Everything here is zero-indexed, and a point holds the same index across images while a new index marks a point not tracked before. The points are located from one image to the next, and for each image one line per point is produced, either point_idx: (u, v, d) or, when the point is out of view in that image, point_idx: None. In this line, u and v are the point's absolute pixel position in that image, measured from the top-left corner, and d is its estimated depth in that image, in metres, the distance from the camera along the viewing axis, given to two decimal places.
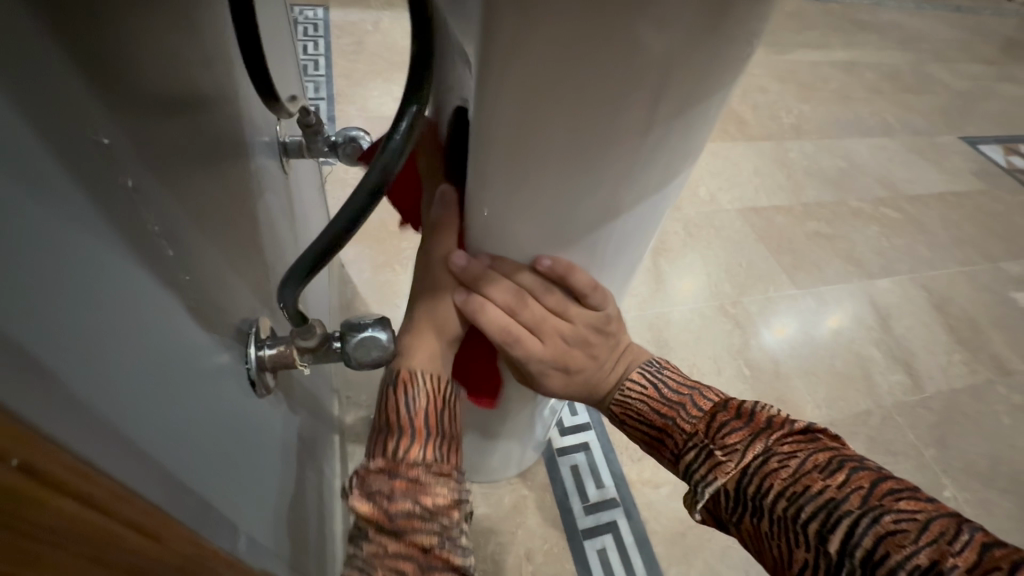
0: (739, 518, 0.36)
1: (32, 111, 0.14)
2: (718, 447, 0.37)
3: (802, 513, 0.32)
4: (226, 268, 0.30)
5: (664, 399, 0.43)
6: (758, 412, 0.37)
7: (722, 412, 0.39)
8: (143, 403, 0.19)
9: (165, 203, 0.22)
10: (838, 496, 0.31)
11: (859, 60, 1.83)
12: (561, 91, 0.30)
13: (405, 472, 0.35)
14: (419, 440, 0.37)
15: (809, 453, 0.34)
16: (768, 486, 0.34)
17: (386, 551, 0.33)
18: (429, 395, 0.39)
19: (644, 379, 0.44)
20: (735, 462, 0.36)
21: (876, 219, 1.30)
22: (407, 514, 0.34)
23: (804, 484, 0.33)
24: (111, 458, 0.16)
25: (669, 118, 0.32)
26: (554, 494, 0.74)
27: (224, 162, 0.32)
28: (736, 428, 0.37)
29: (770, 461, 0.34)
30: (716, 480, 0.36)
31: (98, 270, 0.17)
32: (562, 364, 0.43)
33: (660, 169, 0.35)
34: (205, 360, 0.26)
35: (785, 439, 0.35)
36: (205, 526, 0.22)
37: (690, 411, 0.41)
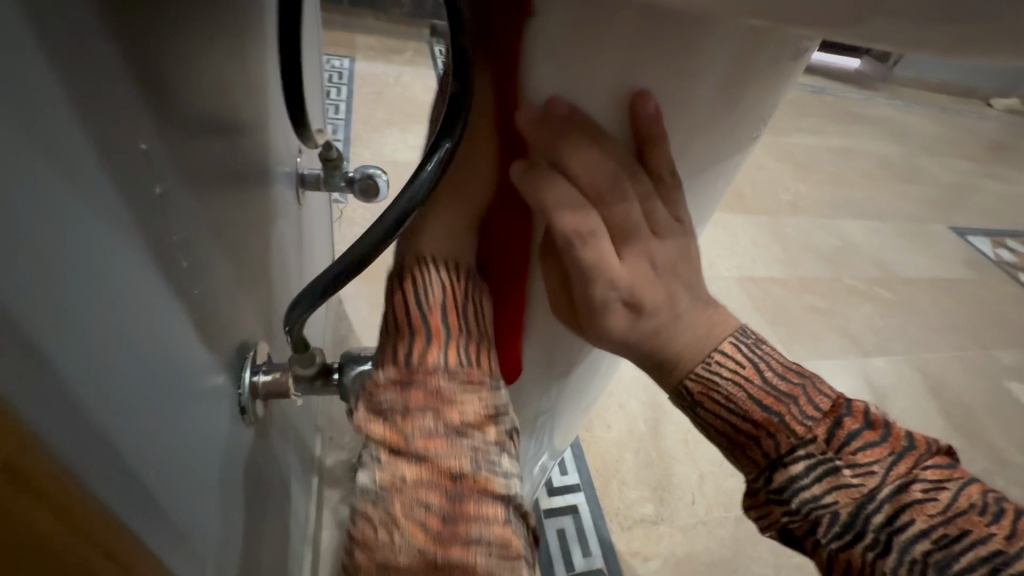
0: (842, 550, 0.27)
1: (88, 114, 0.15)
2: (845, 465, 0.27)
3: (954, 563, 0.25)
4: (234, 288, 0.30)
5: (767, 385, 0.29)
6: (894, 425, 0.28)
7: (850, 419, 0.28)
8: (135, 419, 0.18)
9: (186, 216, 0.22)
10: (1008, 551, 0.25)
11: (852, 148, 1.92)
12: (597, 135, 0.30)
13: (421, 382, 0.30)
14: (437, 342, 0.31)
15: (959, 486, 0.27)
16: (910, 522, 0.26)
17: (404, 478, 0.29)
18: (444, 286, 0.32)
19: (738, 353, 0.30)
20: (868, 487, 0.27)
21: (869, 298, 1.33)
22: (429, 432, 0.29)
23: (959, 527, 0.26)
24: (97, 470, 0.15)
25: (702, 156, 0.32)
26: (538, 559, 0.69)
27: (247, 185, 0.33)
28: (872, 443, 0.28)
29: (914, 491, 0.26)
30: (833, 503, 0.27)
31: (118, 273, 0.17)
32: (635, 300, 0.30)
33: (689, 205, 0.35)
34: (202, 381, 0.25)
35: (928, 462, 0.27)
36: (172, 561, 0.21)
37: (805, 409, 0.28)
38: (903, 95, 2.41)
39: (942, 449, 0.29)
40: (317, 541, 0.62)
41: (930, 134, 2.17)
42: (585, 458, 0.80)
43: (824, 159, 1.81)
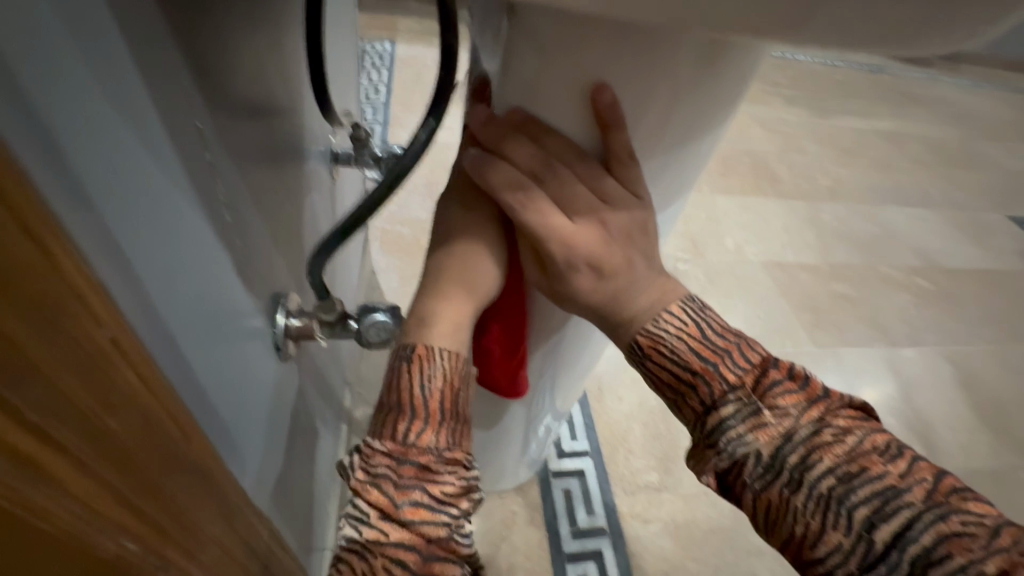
0: (763, 486, 0.31)
1: (156, 99, 0.21)
2: (767, 407, 0.32)
3: (853, 495, 0.28)
4: (270, 244, 0.36)
5: (707, 341, 0.34)
6: (812, 377, 0.33)
7: (775, 369, 0.33)
8: (191, 330, 0.24)
9: (231, 180, 0.28)
10: (899, 486, 0.28)
11: (904, 132, 1.83)
12: (569, 125, 0.34)
13: (414, 459, 0.33)
14: (432, 425, 0.34)
15: (865, 432, 0.31)
16: (818, 459, 0.30)
17: (388, 540, 0.31)
18: (445, 375, 0.36)
19: (685, 314, 0.35)
20: (784, 426, 0.31)
21: (906, 288, 1.29)
22: (414, 504, 0.32)
23: (860, 465, 0.29)
24: (165, 361, 0.21)
25: (679, 129, 0.35)
26: (544, 514, 0.75)
27: (284, 160, 0.39)
28: (790, 391, 0.32)
29: (824, 432, 0.30)
30: (756, 440, 0.31)
31: (181, 222, 0.23)
32: (594, 262, 0.35)
33: (672, 173, 0.38)
34: (243, 316, 0.31)
35: (839, 412, 0.32)
36: (219, 446, 0.27)
37: (737, 360, 0.33)
38: (970, 74, 2.25)
39: (853, 404, 0.33)
40: (346, 481, 0.70)
41: (997, 117, 2.03)
42: (595, 427, 0.84)
43: (871, 144, 1.74)
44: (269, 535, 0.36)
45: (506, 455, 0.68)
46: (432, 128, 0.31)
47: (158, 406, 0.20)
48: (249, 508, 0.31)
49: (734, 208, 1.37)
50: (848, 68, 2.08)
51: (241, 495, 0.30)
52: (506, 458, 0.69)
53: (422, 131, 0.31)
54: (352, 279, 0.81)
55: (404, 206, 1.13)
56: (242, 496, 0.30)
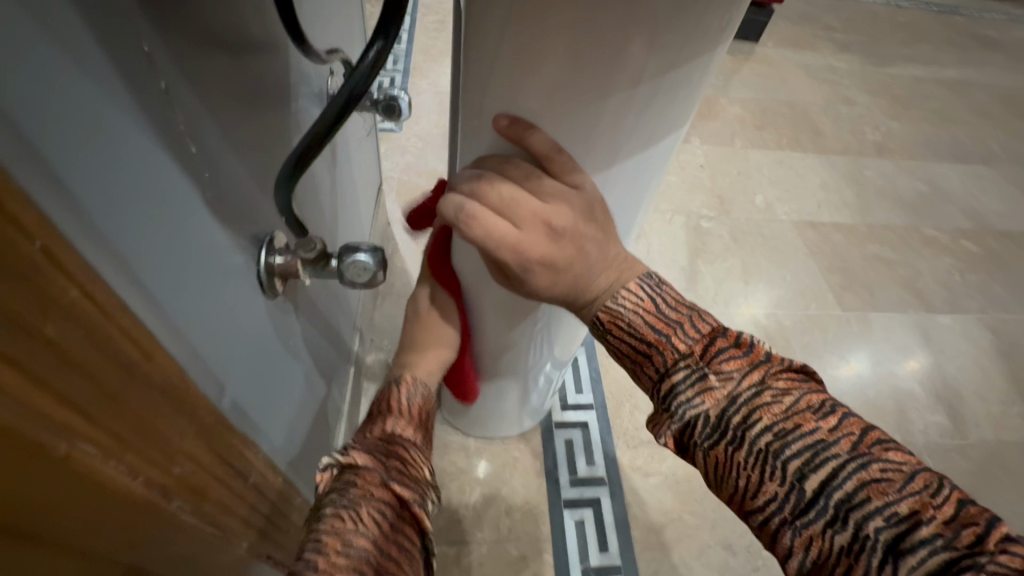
0: (711, 443, 0.34)
1: (92, 17, 0.20)
2: (713, 372, 0.35)
3: (787, 449, 0.31)
4: (250, 182, 0.36)
5: (662, 314, 0.38)
6: (758, 344, 0.36)
7: (722, 338, 0.36)
8: (152, 257, 0.25)
9: (193, 110, 0.28)
10: (828, 439, 0.31)
11: (972, 81, 1.66)
12: (549, 58, 0.33)
13: (400, 442, 0.40)
14: (410, 425, 0.43)
15: (802, 393, 0.34)
16: (756, 418, 0.33)
17: (374, 493, 0.35)
18: (423, 395, 0.47)
19: (641, 290, 0.39)
20: (727, 389, 0.34)
21: (952, 251, 1.21)
22: (399, 471, 0.38)
23: (794, 422, 0.32)
24: (119, 283, 0.22)
25: (669, 55, 0.33)
26: (545, 462, 0.77)
27: (266, 98, 0.38)
28: (735, 356, 0.35)
29: (763, 394, 0.33)
30: (701, 403, 0.34)
31: (128, 144, 0.23)
32: (548, 262, 0.38)
33: (665, 101, 0.36)
34: (220, 251, 0.32)
35: (780, 374, 0.34)
36: (191, 370, 0.29)
37: (687, 331, 0.37)
38: None
39: (794, 366, 0.36)
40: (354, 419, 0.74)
41: None
42: (601, 381, 0.85)
43: (932, 95, 1.58)
44: (258, 458, 0.38)
45: (508, 412, 0.72)
46: (381, 47, 0.29)
47: (110, 322, 0.21)
48: (230, 431, 0.33)
49: (769, 164, 1.29)
50: (917, 10, 1.88)
51: (218, 419, 0.32)
52: (510, 413, 0.73)
53: (372, 52, 0.30)
54: (362, 228, 0.82)
55: (422, 158, 1.12)
56: (219, 419, 0.32)
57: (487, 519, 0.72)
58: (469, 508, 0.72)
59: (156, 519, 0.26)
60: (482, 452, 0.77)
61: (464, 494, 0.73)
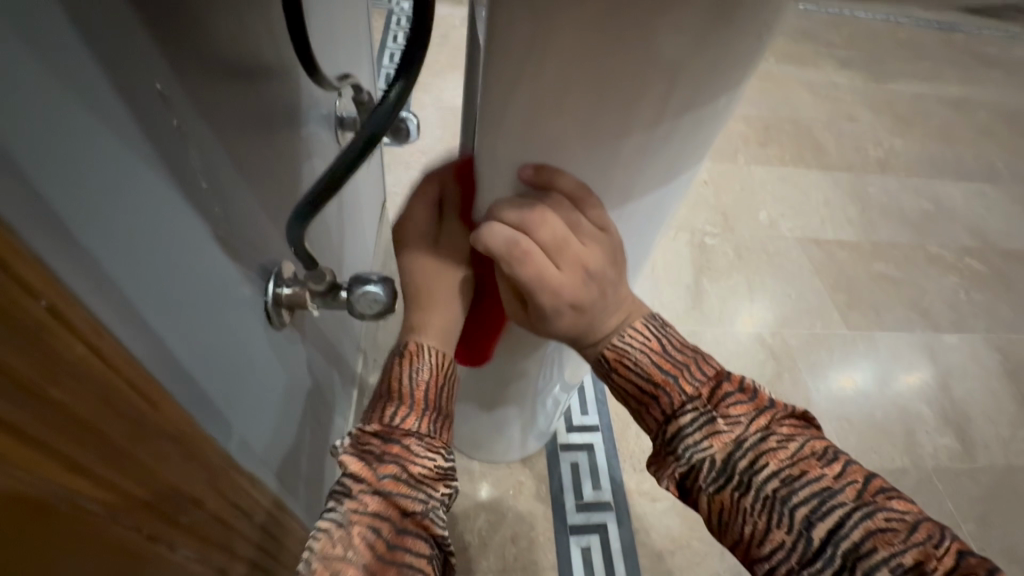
0: (717, 490, 0.33)
1: (107, 59, 0.20)
2: (721, 416, 0.34)
3: (794, 496, 0.31)
4: (259, 212, 0.35)
5: (668, 355, 0.37)
6: (762, 389, 0.35)
7: (727, 382, 0.36)
8: (162, 303, 0.24)
9: (206, 146, 0.28)
10: (833, 487, 0.31)
11: (973, 98, 1.67)
12: (569, 98, 0.33)
13: (396, 441, 0.37)
14: (416, 413, 0.39)
15: (806, 438, 0.33)
16: (763, 464, 0.32)
17: (366, 508, 0.34)
18: (432, 371, 0.41)
19: (648, 330, 0.38)
20: (735, 433, 0.33)
21: (956, 270, 1.20)
22: (394, 477, 0.35)
23: (801, 469, 0.32)
24: (130, 334, 0.22)
25: (690, 96, 0.32)
26: (550, 486, 0.75)
27: (276, 127, 0.38)
28: (740, 400, 0.35)
29: (770, 439, 0.33)
30: (709, 447, 0.34)
31: (139, 186, 0.22)
32: (578, 303, 0.37)
33: (685, 139, 0.36)
34: (230, 287, 0.31)
35: (784, 420, 0.34)
36: (199, 414, 0.28)
37: (694, 372, 0.36)
38: None
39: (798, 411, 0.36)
40: None
41: None
42: (607, 402, 0.83)
43: (933, 112, 1.59)
44: (264, 497, 0.37)
45: (512, 437, 0.71)
46: (403, 86, 0.29)
47: (119, 377, 0.20)
48: (236, 470, 0.32)
49: (772, 181, 1.29)
50: (916, 27, 1.89)
51: (226, 460, 0.31)
52: (514, 438, 0.72)
53: (394, 91, 0.29)
54: (366, 246, 0.81)
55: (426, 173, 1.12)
56: (226, 461, 0.31)
57: (491, 546, 0.70)
58: (472, 535, 0.71)
59: (161, 570, 0.25)
60: (486, 476, 0.76)
61: (469, 519, 0.72)
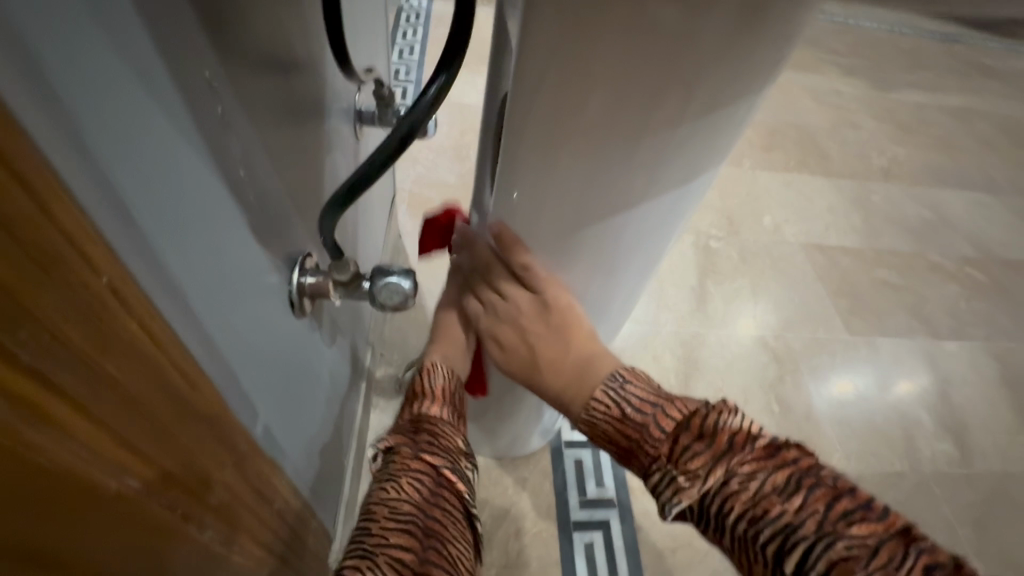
0: (704, 530, 0.38)
1: (163, 42, 0.20)
2: (680, 472, 0.38)
3: (759, 535, 0.33)
4: (287, 202, 0.36)
5: (630, 419, 0.42)
6: (718, 434, 0.37)
7: (686, 435, 0.38)
8: (203, 286, 0.24)
9: (246, 135, 0.28)
10: (794, 522, 0.33)
11: (975, 110, 1.69)
12: (592, 101, 0.33)
13: (426, 422, 0.42)
14: (438, 405, 0.44)
15: (766, 474, 0.34)
16: (728, 508, 0.35)
17: (409, 466, 0.39)
18: (448, 375, 0.47)
19: (606, 398, 0.43)
20: (695, 488, 0.36)
21: (956, 278, 1.22)
22: (429, 445, 0.41)
23: (762, 508, 0.34)
24: (176, 316, 0.22)
25: (708, 104, 0.33)
26: (554, 482, 0.76)
27: (303, 119, 0.38)
28: (698, 452, 0.37)
29: (730, 485, 0.35)
30: (679, 504, 0.37)
31: (184, 168, 0.23)
32: (499, 343, 0.47)
33: (700, 146, 0.37)
34: (260, 275, 0.32)
35: (745, 459, 0.35)
36: (231, 399, 0.28)
37: (654, 431, 0.40)
38: None
39: (747, 432, 0.36)
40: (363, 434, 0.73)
41: None
42: None
43: (935, 122, 1.61)
44: (284, 485, 0.38)
45: (520, 431, 0.71)
46: (442, 83, 0.31)
47: (165, 356, 0.21)
48: (261, 455, 0.33)
49: (777, 186, 1.30)
50: (921, 37, 1.91)
51: (251, 444, 0.31)
52: (522, 433, 0.72)
53: (433, 86, 0.31)
54: (376, 240, 0.81)
55: (433, 169, 1.12)
56: (252, 445, 0.31)
57: (495, 540, 0.71)
58: None
59: (193, 551, 0.25)
60: (491, 471, 0.76)
61: (473, 513, 0.72)
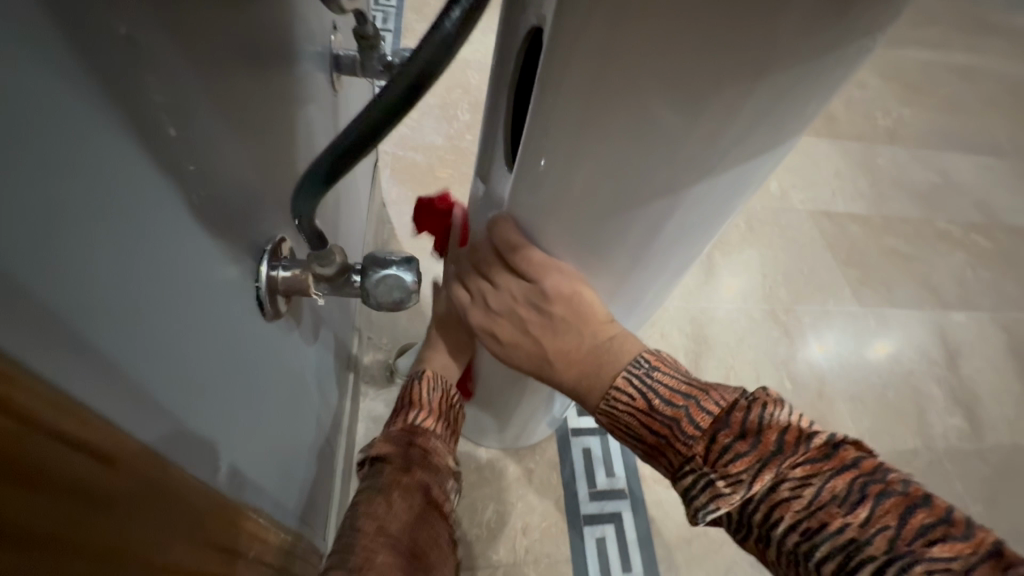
0: (743, 539, 0.30)
1: None
2: (720, 476, 0.29)
3: (815, 553, 0.26)
4: (248, 172, 0.27)
5: (655, 413, 0.33)
6: (765, 431, 0.29)
7: (724, 431, 0.30)
8: (114, 306, 0.16)
9: (178, 76, 0.19)
10: (860, 539, 0.25)
11: (980, 68, 1.62)
12: (640, 63, 0.25)
13: (420, 436, 0.43)
14: (433, 419, 0.45)
15: (826, 479, 0.27)
16: (777, 518, 0.27)
17: (400, 480, 0.39)
18: (444, 392, 0.47)
19: (630, 386, 0.34)
20: (739, 494, 0.28)
21: (963, 246, 1.18)
22: (422, 462, 0.41)
23: (820, 520, 0.26)
24: (65, 364, 0.14)
25: (790, 80, 0.25)
26: (562, 474, 0.71)
27: (266, 60, 0.29)
28: (741, 453, 0.29)
29: (780, 491, 0.28)
30: (716, 511, 0.29)
31: (58, 121, 0.14)
32: (493, 333, 0.41)
33: (767, 133, 0.28)
34: (211, 274, 0.23)
35: (797, 460, 0.28)
36: (177, 448, 0.21)
37: (685, 428, 0.32)
38: None
39: (799, 427, 0.29)
40: (353, 430, 0.66)
41: None
42: None
43: (941, 80, 1.54)
44: (260, 528, 0.30)
45: (527, 424, 0.65)
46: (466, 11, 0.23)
47: (52, 440, 0.13)
48: (229, 505, 0.25)
49: None
50: None
51: (214, 499, 0.23)
52: (528, 426, 0.65)
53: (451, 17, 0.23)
54: (359, 212, 0.72)
55: (419, 131, 1.01)
56: (215, 499, 0.24)
57: (502, 538, 0.66)
58: (481, 527, 0.66)
59: None
60: (493, 464, 0.70)
61: (476, 510, 0.67)
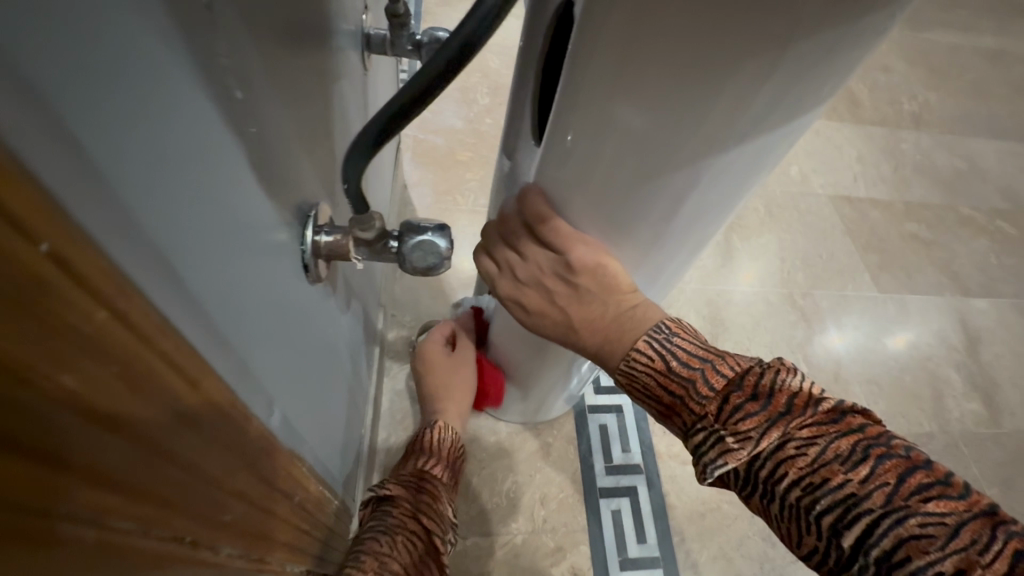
0: (747, 495, 0.31)
1: None
2: (729, 433, 0.31)
3: (816, 505, 0.27)
4: (294, 140, 0.29)
5: (671, 374, 0.35)
6: (776, 393, 0.30)
7: (737, 394, 0.31)
8: (196, 248, 0.18)
9: (242, 43, 0.21)
10: (859, 493, 0.27)
11: (1010, 50, 1.58)
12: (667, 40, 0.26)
13: (428, 481, 0.51)
14: (439, 469, 0.53)
15: (832, 439, 0.28)
16: (782, 474, 0.29)
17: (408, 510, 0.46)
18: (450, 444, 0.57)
19: (650, 349, 0.36)
20: (748, 450, 0.30)
21: (987, 232, 1.16)
22: (428, 502, 0.49)
23: (822, 476, 0.28)
24: (163, 294, 0.16)
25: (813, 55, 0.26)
26: (578, 448, 0.73)
27: (309, 34, 0.31)
28: (751, 413, 0.30)
29: (787, 448, 0.29)
30: (724, 466, 0.30)
31: (156, 73, 0.15)
32: (521, 302, 0.42)
33: (788, 109, 0.29)
34: (266, 232, 0.25)
35: (805, 422, 0.29)
36: (241, 387, 0.23)
37: (700, 389, 0.33)
38: None
39: (809, 393, 0.30)
40: (378, 402, 0.69)
41: None
42: None
43: (969, 64, 1.50)
44: (303, 475, 0.33)
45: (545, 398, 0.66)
46: None
47: (152, 355, 0.15)
48: (280, 447, 0.28)
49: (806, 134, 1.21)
50: None
51: (268, 438, 0.26)
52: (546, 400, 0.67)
53: None
54: (383, 192, 0.74)
55: (439, 114, 1.02)
56: (269, 438, 0.26)
57: (520, 508, 0.68)
58: (500, 496, 0.68)
59: None
60: (512, 437, 0.73)
61: (495, 481, 0.69)
